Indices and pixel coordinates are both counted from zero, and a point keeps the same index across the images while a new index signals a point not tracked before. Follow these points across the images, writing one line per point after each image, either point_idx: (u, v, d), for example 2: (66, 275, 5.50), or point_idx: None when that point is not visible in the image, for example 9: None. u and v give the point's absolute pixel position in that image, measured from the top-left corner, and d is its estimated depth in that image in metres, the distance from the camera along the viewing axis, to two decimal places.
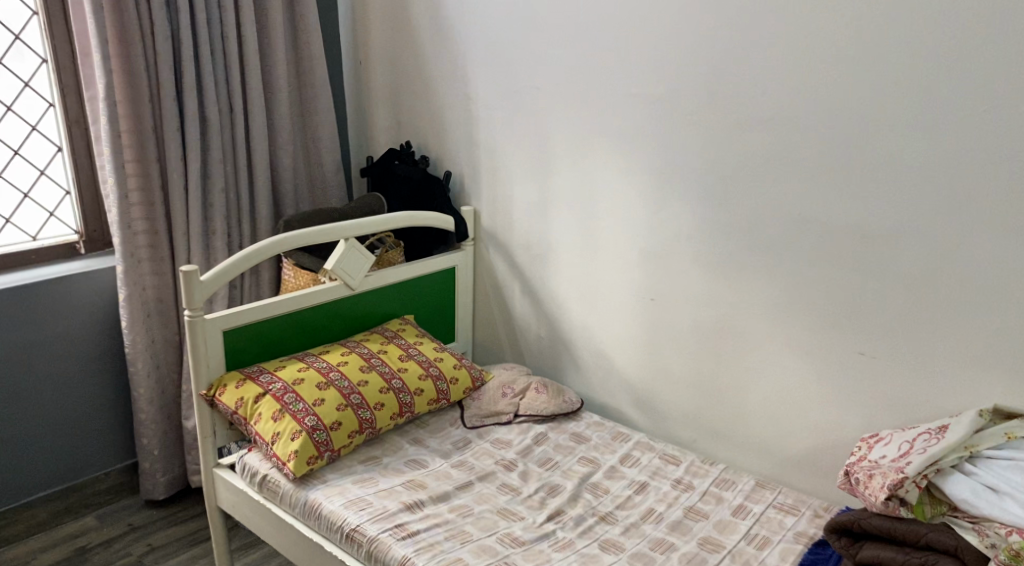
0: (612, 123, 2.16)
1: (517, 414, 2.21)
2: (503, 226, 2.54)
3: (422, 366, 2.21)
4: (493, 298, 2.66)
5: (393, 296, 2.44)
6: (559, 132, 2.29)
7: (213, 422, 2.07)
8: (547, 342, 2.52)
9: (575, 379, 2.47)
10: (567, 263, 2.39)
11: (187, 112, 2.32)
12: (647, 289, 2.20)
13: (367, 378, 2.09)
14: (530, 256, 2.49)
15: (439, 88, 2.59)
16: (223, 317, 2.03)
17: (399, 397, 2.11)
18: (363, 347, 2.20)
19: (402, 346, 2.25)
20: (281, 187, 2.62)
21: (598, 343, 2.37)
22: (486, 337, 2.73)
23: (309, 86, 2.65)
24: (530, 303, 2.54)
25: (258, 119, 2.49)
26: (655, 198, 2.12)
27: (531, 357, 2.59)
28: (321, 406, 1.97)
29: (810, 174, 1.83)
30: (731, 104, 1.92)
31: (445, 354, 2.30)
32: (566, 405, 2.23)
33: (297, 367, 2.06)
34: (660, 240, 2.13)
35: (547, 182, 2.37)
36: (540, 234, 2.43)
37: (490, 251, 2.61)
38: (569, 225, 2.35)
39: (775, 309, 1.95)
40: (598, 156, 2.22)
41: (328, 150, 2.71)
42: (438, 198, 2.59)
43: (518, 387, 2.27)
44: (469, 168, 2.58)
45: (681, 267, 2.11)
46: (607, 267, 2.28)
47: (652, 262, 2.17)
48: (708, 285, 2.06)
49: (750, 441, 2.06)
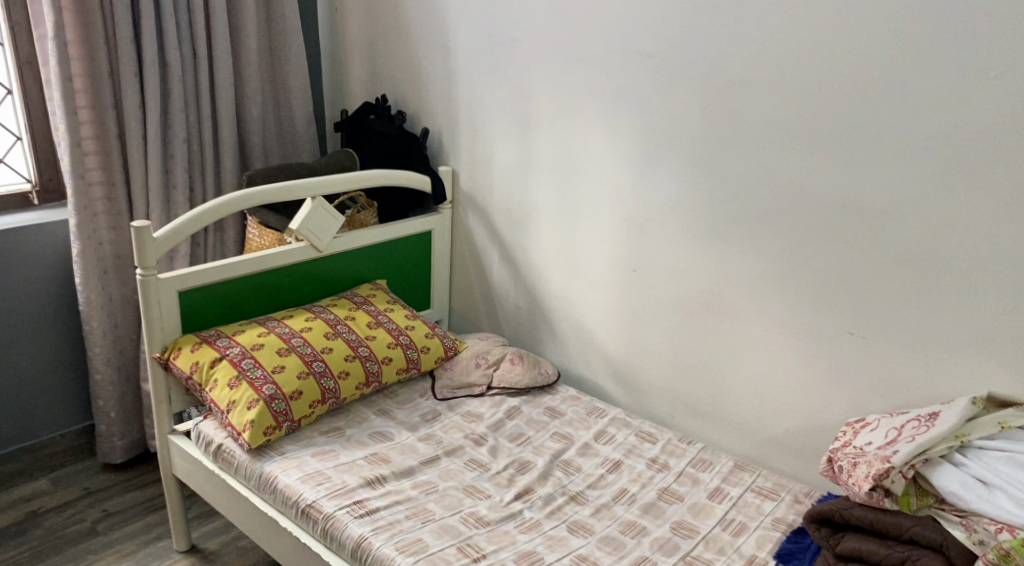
0: (596, 80, 2.04)
1: (490, 386, 2.11)
2: (483, 188, 2.42)
3: (392, 334, 2.11)
4: (470, 263, 2.55)
5: (363, 259, 2.33)
6: (542, 89, 2.16)
7: (169, 387, 1.97)
8: (525, 312, 2.42)
9: (553, 351, 2.37)
10: (547, 229, 2.27)
11: (145, 57, 2.17)
12: (630, 260, 2.10)
13: (332, 346, 1.99)
14: (509, 220, 2.37)
15: (418, 39, 2.44)
16: (179, 277, 1.92)
17: (366, 365, 2.01)
18: (329, 313, 2.10)
19: (371, 313, 2.15)
20: (249, 140, 2.49)
21: (577, 314, 2.27)
22: (462, 305, 2.62)
23: (279, 33, 2.50)
24: (509, 270, 2.43)
25: (224, 65, 2.34)
26: (640, 162, 2.00)
27: (508, 326, 2.48)
28: (280, 374, 1.87)
29: (807, 140, 1.71)
30: (725, 64, 1.79)
31: (417, 322, 2.20)
32: (542, 378, 2.13)
33: (258, 332, 1.96)
34: (644, 206, 2.03)
35: (528, 143, 2.24)
36: (521, 197, 2.32)
37: (468, 214, 2.50)
38: (551, 190, 2.23)
39: (761, 283, 1.86)
40: (581, 116, 2.09)
41: (299, 102, 2.57)
42: (414, 157, 2.46)
43: (493, 357, 2.17)
44: (448, 126, 2.45)
45: (665, 238, 2.00)
46: (589, 235, 2.17)
47: (635, 232, 2.06)
48: (694, 257, 1.96)
49: (729, 420, 1.98)
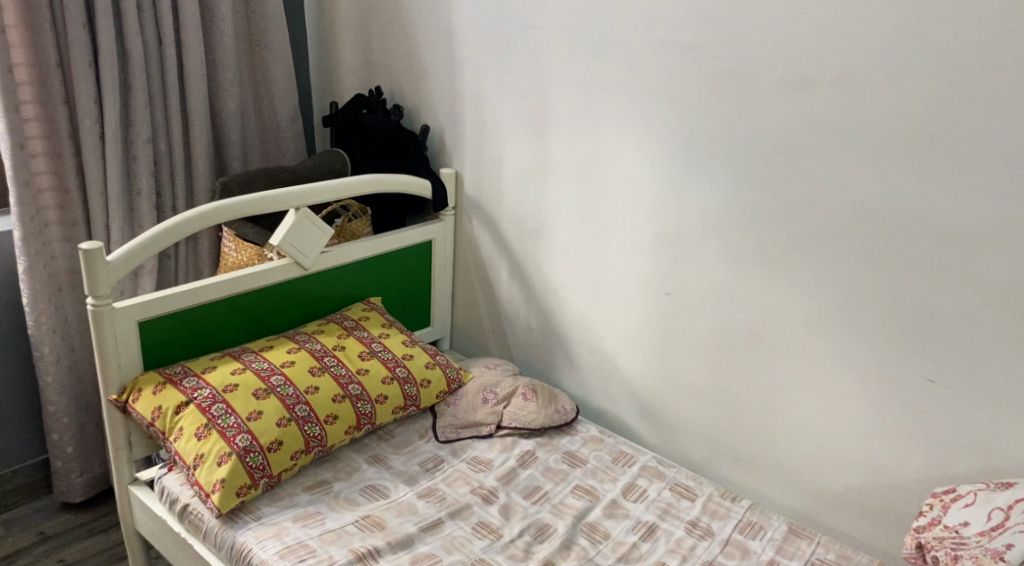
0: (625, 74, 1.75)
1: (501, 425, 1.84)
2: (491, 194, 2.13)
3: (387, 366, 1.83)
4: (475, 276, 2.27)
5: (353, 274, 2.04)
6: (560, 84, 1.87)
7: (128, 432, 1.70)
8: (537, 334, 2.14)
9: (568, 378, 2.10)
10: (565, 243, 1.99)
11: (101, 45, 1.87)
12: (662, 282, 1.82)
13: (318, 384, 1.71)
14: (520, 230, 2.09)
15: (417, 22, 2.14)
16: (138, 305, 1.64)
17: (357, 406, 1.73)
18: (315, 342, 1.82)
19: (363, 341, 1.87)
20: (226, 137, 2.19)
21: (598, 339, 2.00)
22: (466, 322, 2.34)
23: (259, 14, 2.19)
24: (519, 285, 2.15)
25: (195, 53, 2.04)
26: (676, 171, 1.72)
27: (517, 349, 2.21)
28: (257, 422, 1.60)
29: (885, 150, 1.43)
30: (786, 58, 1.50)
31: (417, 350, 1.91)
32: (559, 416, 1.86)
33: (233, 369, 1.68)
34: (681, 222, 1.74)
35: (543, 144, 1.95)
36: (534, 206, 2.03)
37: (473, 222, 2.21)
38: (569, 198, 1.94)
39: (821, 317, 1.58)
40: (607, 116, 1.81)
41: (282, 94, 2.27)
42: (412, 157, 2.17)
43: (503, 391, 1.89)
44: (451, 122, 2.15)
45: (704, 259, 1.72)
46: (614, 252, 1.90)
47: (669, 250, 1.78)
48: (740, 283, 1.68)
49: (777, 468, 1.72)
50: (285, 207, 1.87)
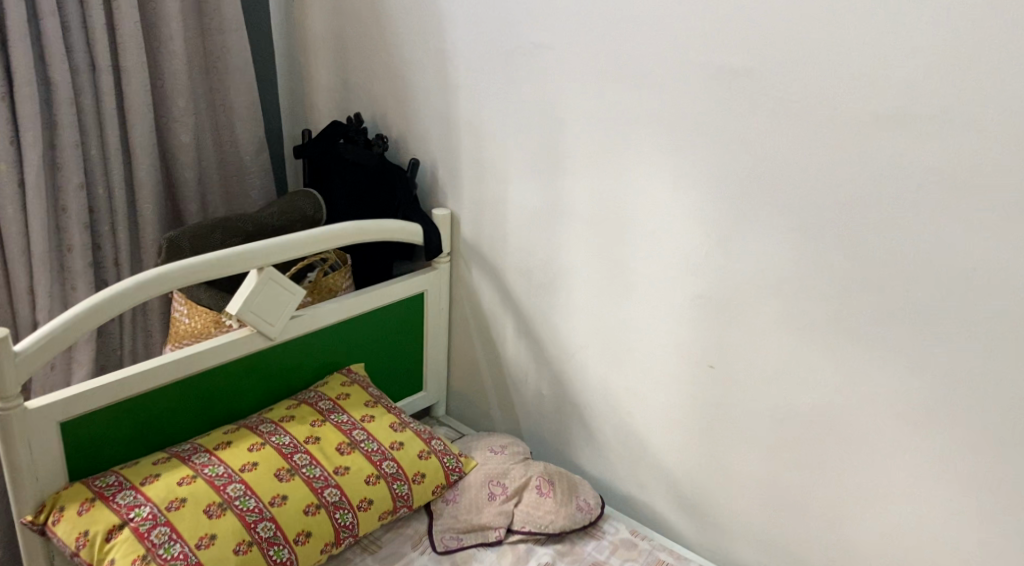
0: (659, 106, 1.43)
1: (512, 529, 1.52)
2: (493, 241, 1.81)
3: (373, 460, 1.51)
4: (475, 333, 1.94)
5: (331, 341, 1.72)
6: (578, 115, 1.55)
7: (51, 556, 1.37)
8: (551, 404, 1.82)
9: (588, 458, 1.78)
10: (584, 302, 1.67)
11: (17, 75, 1.52)
12: (706, 351, 1.51)
13: (286, 491, 1.39)
14: (528, 284, 1.77)
15: (404, 39, 1.81)
16: (60, 402, 1.31)
17: (335, 517, 1.41)
18: (284, 434, 1.48)
19: (343, 429, 1.54)
20: (179, 176, 1.86)
21: (625, 415, 1.68)
22: (465, 385, 2.02)
23: (215, 32, 1.86)
24: (528, 347, 1.83)
25: (137, 79, 1.70)
26: (725, 224, 1.41)
27: (526, 419, 1.89)
28: (208, 550, 1.27)
29: (1003, 211, 1.14)
30: (875, 91, 1.20)
31: (408, 436, 1.59)
32: (582, 516, 1.54)
33: (179, 477, 1.35)
34: (730, 286, 1.44)
35: (558, 186, 1.63)
36: (546, 257, 1.71)
37: (472, 272, 1.89)
38: (590, 249, 1.63)
39: (913, 409, 1.29)
40: (635, 155, 1.49)
41: (245, 124, 1.94)
42: (400, 196, 1.84)
43: (513, 485, 1.57)
44: (445, 156, 1.83)
45: (761, 329, 1.42)
46: (644, 316, 1.58)
47: (716, 317, 1.47)
48: (809, 359, 1.38)
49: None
50: (247, 268, 1.53)
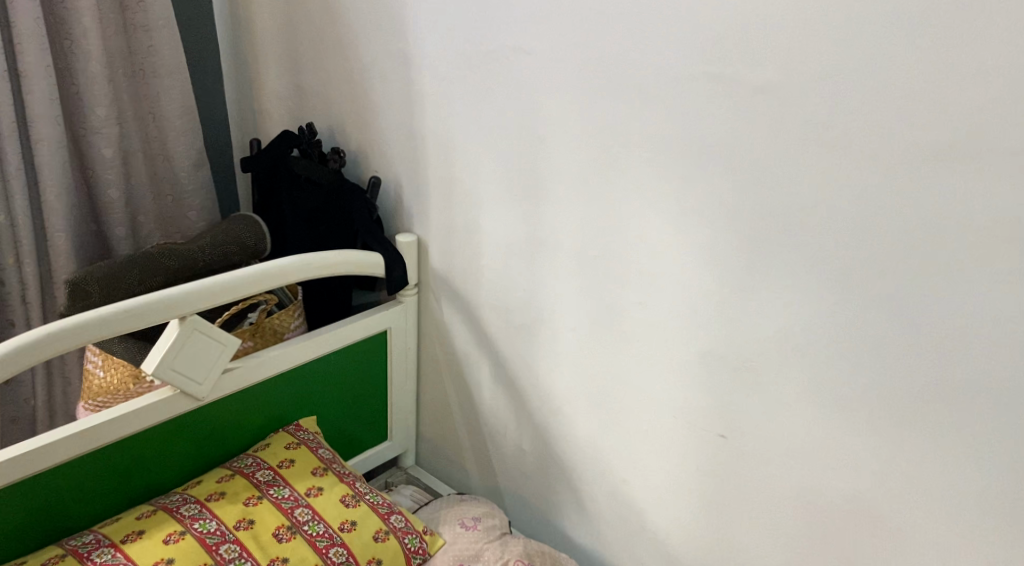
0: (661, 128, 1.18)
1: None
2: (466, 274, 1.55)
3: (318, 548, 1.26)
4: (447, 376, 1.69)
5: (275, 394, 1.46)
6: (563, 135, 1.30)
7: None
8: (533, 462, 1.58)
9: (576, 525, 1.55)
10: (571, 350, 1.43)
11: None
12: (716, 417, 1.27)
13: None
14: (506, 326, 1.52)
15: (362, 38, 1.54)
16: None
17: None
18: (210, 519, 1.23)
19: (283, 507, 1.29)
20: (102, 197, 1.60)
21: (619, 482, 1.44)
22: (436, 433, 1.77)
23: (141, 27, 1.59)
24: (506, 397, 1.58)
25: (42, 87, 1.43)
26: (740, 272, 1.16)
27: (505, 475, 1.65)
28: None
29: None
30: (937, 116, 0.94)
31: (362, 512, 1.34)
32: None
33: None
34: (745, 344, 1.19)
35: (540, 217, 1.38)
36: (526, 297, 1.46)
37: (443, 306, 1.63)
38: (578, 291, 1.38)
39: (967, 505, 1.06)
40: (632, 183, 1.24)
41: (180, 135, 1.68)
42: (358, 221, 1.59)
43: None
44: (410, 175, 1.57)
45: (783, 397, 1.18)
46: (641, 372, 1.34)
47: (728, 380, 1.23)
48: (843, 436, 1.14)
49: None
50: (176, 314, 1.24)
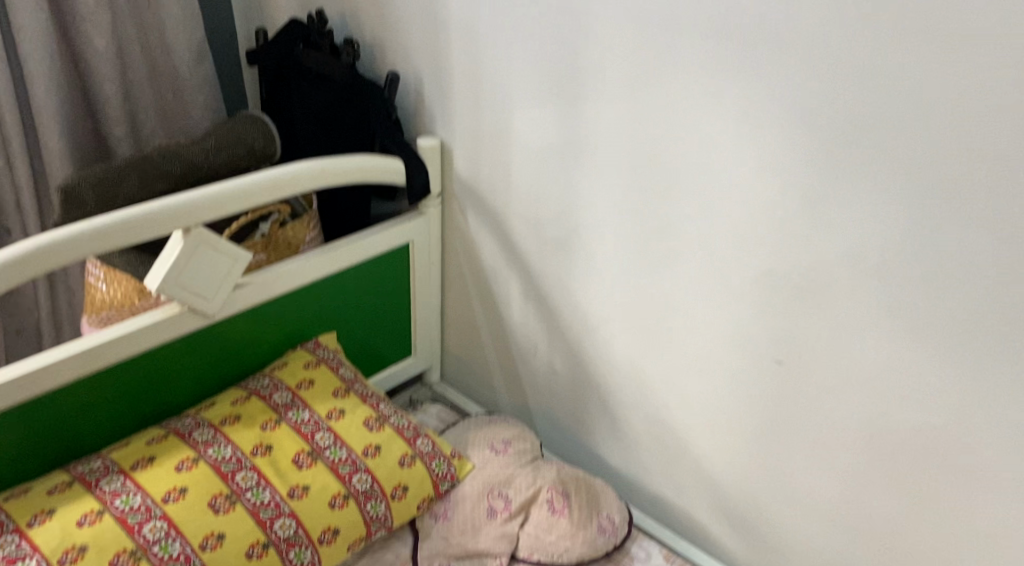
0: (725, 12, 1.01)
1: (516, 557, 1.24)
2: (493, 181, 1.41)
3: (340, 475, 1.18)
4: (473, 291, 1.58)
5: (291, 311, 1.35)
6: (607, 20, 1.13)
7: None
8: (566, 383, 1.49)
9: (611, 448, 1.46)
10: (611, 265, 1.30)
11: None
12: (772, 342, 1.15)
13: (225, 528, 1.06)
14: (539, 238, 1.39)
15: None
16: None
17: (289, 557, 1.10)
18: (226, 444, 1.14)
19: (303, 432, 1.20)
20: (96, 93, 1.46)
21: (659, 408, 1.34)
22: (463, 349, 1.68)
23: None
24: (537, 314, 1.47)
25: None
26: (812, 181, 1.02)
27: (536, 394, 1.56)
28: None
29: None
30: None
31: (386, 437, 1.26)
32: (604, 538, 1.24)
33: (80, 514, 1.01)
34: (811, 262, 1.06)
35: (579, 117, 1.23)
36: (561, 206, 1.32)
37: (469, 216, 1.50)
38: (620, 201, 1.24)
39: None
40: (687, 78, 1.08)
41: (177, 23, 1.51)
42: (375, 122, 1.44)
43: (518, 499, 1.27)
44: (432, 69, 1.41)
45: (851, 324, 1.05)
46: (689, 292, 1.21)
47: (790, 303, 1.10)
48: (919, 370, 1.02)
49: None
50: (181, 226, 1.13)
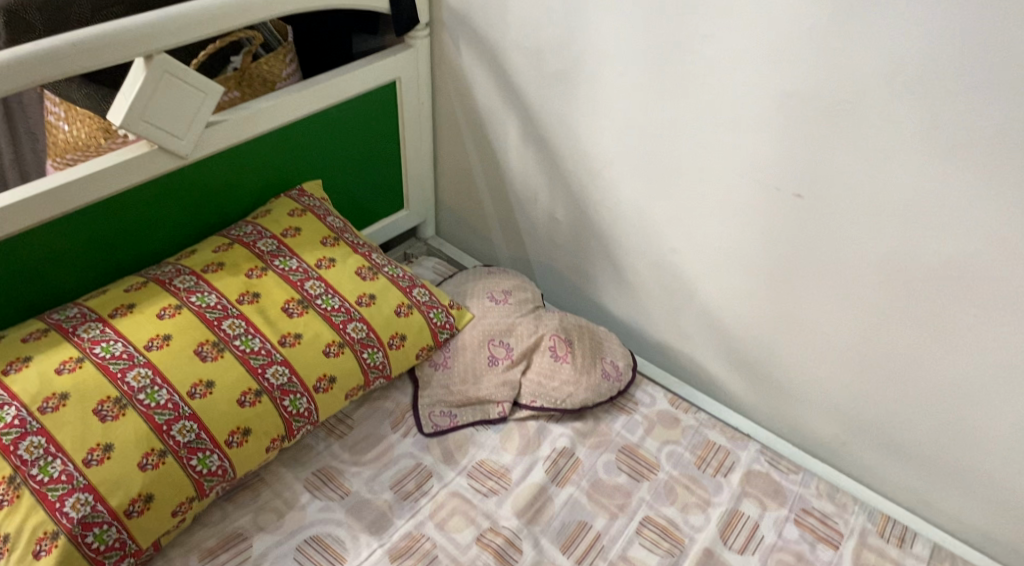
0: None
1: (519, 403, 1.20)
2: (487, 8, 1.28)
3: (334, 324, 1.12)
4: (466, 136, 1.47)
5: (271, 154, 1.26)
6: None
7: None
8: (567, 231, 1.41)
9: (614, 297, 1.41)
10: (616, 97, 1.19)
11: None
12: (792, 172, 1.05)
13: (214, 375, 1.01)
14: (538, 72, 1.27)
15: None
16: None
17: (284, 405, 1.05)
18: (209, 292, 1.08)
19: (291, 280, 1.14)
20: None
21: (666, 252, 1.28)
22: (458, 201, 1.59)
23: None
24: (537, 158, 1.37)
25: None
26: None
27: (535, 244, 1.49)
28: (104, 468, 0.91)
29: None
30: None
31: (380, 285, 1.20)
32: (607, 385, 1.21)
33: (59, 362, 0.95)
34: (841, 79, 0.96)
35: None
36: (562, 32, 1.20)
37: (461, 51, 1.37)
38: (628, 21, 1.11)
39: None
40: None
41: None
42: None
43: (520, 347, 1.23)
44: None
45: (881, 148, 0.96)
46: (703, 123, 1.11)
47: (814, 129, 1.01)
48: (955, 196, 0.93)
49: (974, 480, 1.09)
50: (142, 52, 1.01)
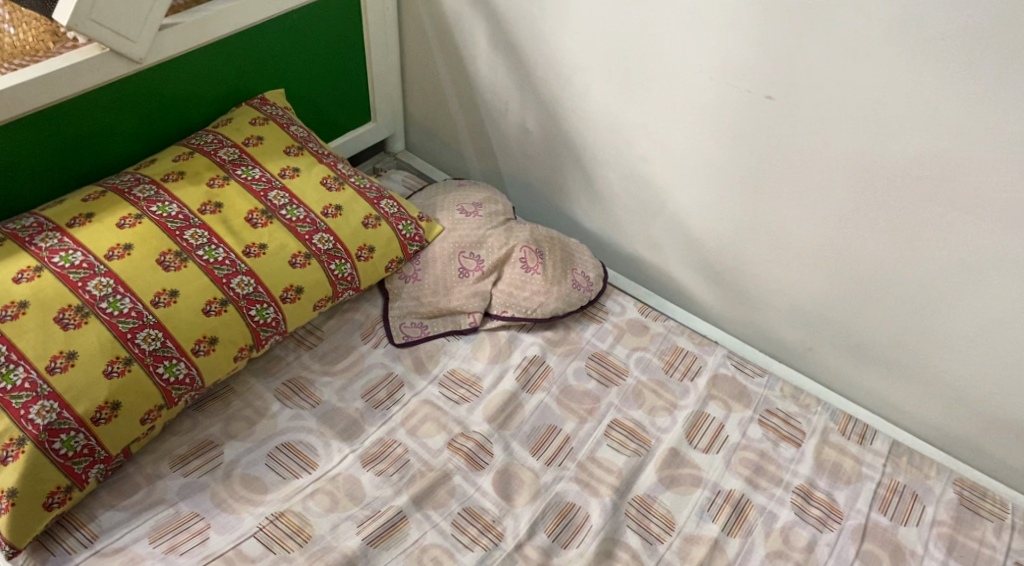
0: None
1: (490, 313, 1.20)
2: None
3: (299, 235, 1.10)
4: (435, 45, 1.42)
5: (229, 60, 1.21)
6: None
7: None
8: (538, 141, 1.39)
9: (586, 208, 1.40)
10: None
11: None
12: (764, 73, 1.03)
13: (177, 285, 0.99)
14: None
15: None
16: None
17: (251, 315, 1.04)
18: (170, 202, 1.05)
19: (255, 190, 1.11)
20: None
21: (638, 160, 1.26)
22: (426, 113, 1.55)
23: None
24: (507, 66, 1.33)
25: None
26: None
27: (507, 156, 1.47)
28: (68, 376, 0.90)
29: None
30: None
31: (346, 197, 1.17)
32: (578, 294, 1.21)
33: (17, 271, 0.93)
34: None
35: None
36: None
37: None
38: None
39: None
40: None
41: None
42: None
43: (491, 258, 1.21)
44: None
45: (855, 45, 0.94)
46: (676, 22, 1.08)
47: (787, 26, 0.98)
48: (925, 93, 0.92)
49: (934, 378, 1.12)
50: None
